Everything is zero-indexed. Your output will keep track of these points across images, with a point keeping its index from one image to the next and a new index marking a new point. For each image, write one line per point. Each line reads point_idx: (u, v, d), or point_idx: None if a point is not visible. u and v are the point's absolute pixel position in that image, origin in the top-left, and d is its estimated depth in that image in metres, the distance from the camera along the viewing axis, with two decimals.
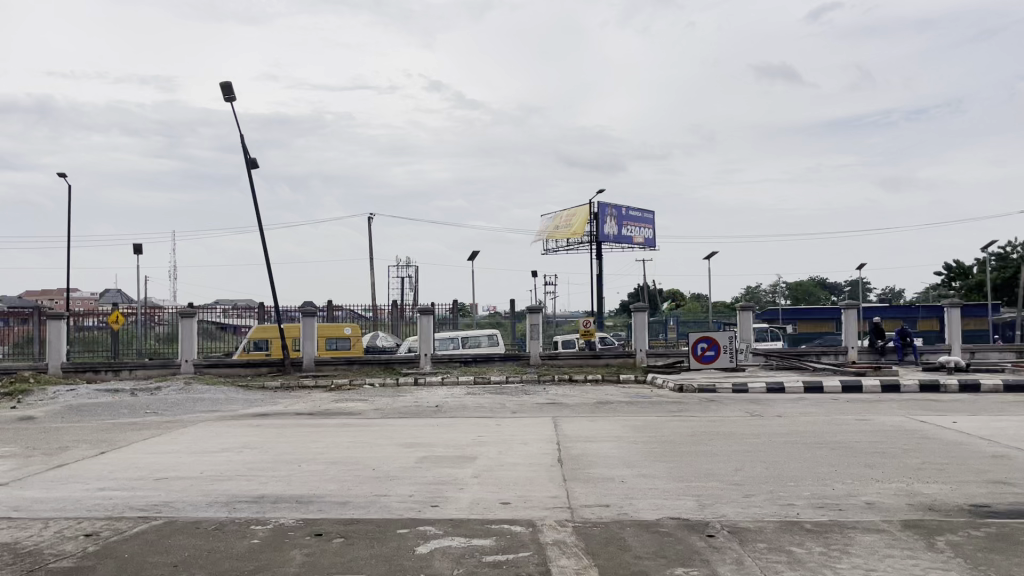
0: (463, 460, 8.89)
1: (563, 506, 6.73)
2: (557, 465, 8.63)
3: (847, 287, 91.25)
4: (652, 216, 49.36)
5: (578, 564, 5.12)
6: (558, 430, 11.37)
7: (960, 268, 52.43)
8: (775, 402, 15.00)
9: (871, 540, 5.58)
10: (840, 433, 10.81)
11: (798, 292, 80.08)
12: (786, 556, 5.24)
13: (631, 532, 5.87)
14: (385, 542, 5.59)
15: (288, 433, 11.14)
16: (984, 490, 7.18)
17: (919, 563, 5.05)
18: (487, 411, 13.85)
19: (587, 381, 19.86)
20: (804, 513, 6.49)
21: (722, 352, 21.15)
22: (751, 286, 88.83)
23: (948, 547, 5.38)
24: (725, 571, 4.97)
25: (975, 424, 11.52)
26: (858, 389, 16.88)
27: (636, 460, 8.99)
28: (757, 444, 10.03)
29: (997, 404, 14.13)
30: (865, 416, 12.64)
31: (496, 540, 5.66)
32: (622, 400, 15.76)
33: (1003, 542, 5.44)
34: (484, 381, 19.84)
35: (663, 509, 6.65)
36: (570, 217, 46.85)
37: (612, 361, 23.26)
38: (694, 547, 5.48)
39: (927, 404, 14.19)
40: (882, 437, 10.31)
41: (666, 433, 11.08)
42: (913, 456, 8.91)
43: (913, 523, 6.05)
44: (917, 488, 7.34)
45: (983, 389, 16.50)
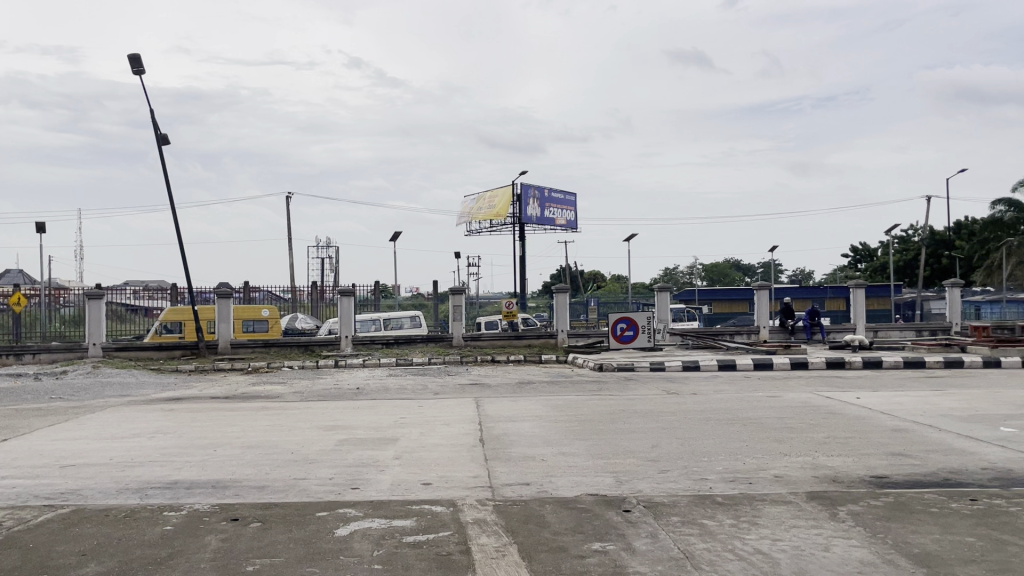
0: (384, 442, 8.87)
1: (484, 486, 6.79)
2: (478, 445, 8.70)
3: (760, 268, 94.84)
4: (575, 198, 49.97)
5: (498, 542, 5.18)
6: (479, 411, 11.43)
7: (866, 250, 55.44)
8: (690, 380, 15.44)
9: (778, 511, 5.83)
10: (751, 410, 11.21)
11: (714, 274, 82.48)
12: (698, 529, 5.43)
13: (550, 510, 5.97)
14: (303, 526, 5.52)
15: (205, 417, 10.91)
16: (884, 462, 7.59)
17: (822, 532, 5.31)
18: (410, 393, 13.75)
19: (509, 361, 20.04)
20: (716, 486, 6.74)
21: (640, 333, 21.53)
22: (668, 269, 91.23)
23: (849, 516, 5.66)
24: (640, 545, 5.10)
25: (877, 399, 12.16)
26: (768, 366, 17.54)
27: (558, 439, 9.13)
28: (674, 422, 10.31)
29: (898, 380, 14.90)
30: (776, 393, 13.17)
31: (416, 520, 5.67)
32: (543, 379, 15.96)
33: (899, 511, 5.75)
34: (406, 362, 19.81)
35: (581, 486, 6.79)
36: (492, 198, 47.11)
37: (534, 341, 23.48)
38: (611, 523, 5.61)
39: (832, 381, 14.85)
40: (791, 413, 10.75)
41: (587, 412, 11.26)
42: (819, 431, 9.32)
43: (817, 494, 6.34)
44: (822, 461, 7.70)
45: (884, 365, 17.36)
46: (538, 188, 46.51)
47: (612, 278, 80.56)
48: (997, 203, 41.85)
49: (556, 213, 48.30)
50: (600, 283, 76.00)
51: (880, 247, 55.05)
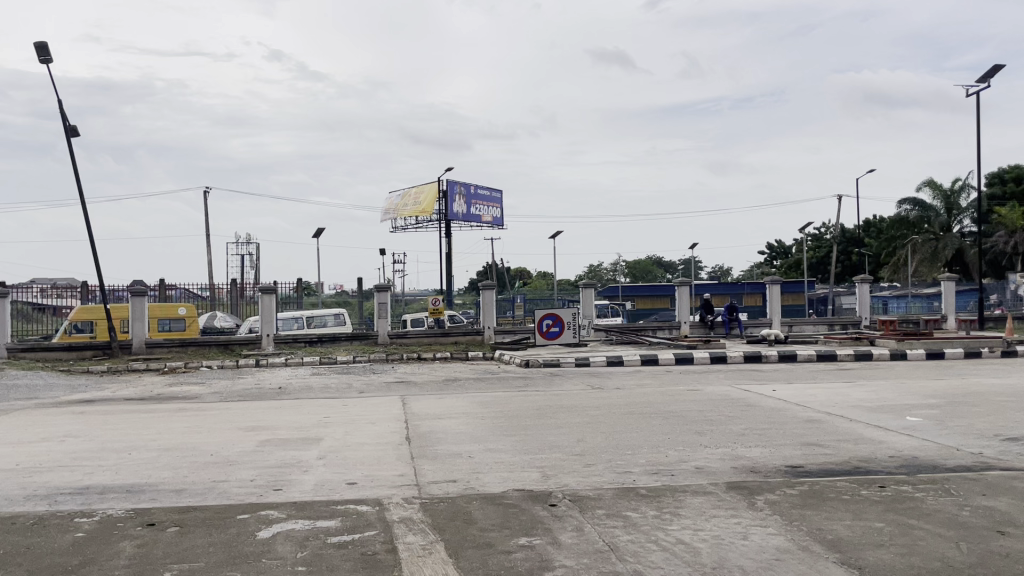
0: (308, 441, 8.72)
1: (410, 484, 6.75)
2: (404, 443, 8.63)
3: (681, 265, 97.00)
4: (501, 195, 50.07)
5: (425, 540, 5.15)
6: (404, 409, 11.33)
7: (782, 247, 57.38)
8: (615, 375, 15.67)
9: (699, 502, 5.97)
10: (673, 403, 11.45)
11: (638, 271, 83.94)
12: (623, 521, 5.52)
13: (476, 506, 5.97)
14: (224, 529, 5.38)
15: (118, 420, 10.50)
16: (799, 452, 7.86)
17: (741, 521, 5.47)
18: (334, 392, 13.54)
19: (435, 358, 19.95)
20: (639, 479, 6.86)
21: (566, 328, 21.77)
22: (592, 266, 92.38)
23: (766, 505, 5.84)
24: (566, 538, 5.15)
25: (792, 391, 12.58)
26: (690, 360, 17.94)
27: (483, 435, 9.13)
28: (599, 416, 10.44)
29: (812, 373, 15.45)
30: (696, 386, 13.50)
31: (341, 520, 5.59)
32: (469, 376, 15.96)
33: (813, 499, 5.97)
34: (330, 360, 19.51)
35: (508, 482, 6.82)
36: (418, 195, 46.77)
37: (460, 339, 23.43)
38: (537, 517, 5.65)
39: (750, 375, 15.32)
40: (711, 406, 11.02)
41: (512, 408, 11.30)
42: (738, 424, 9.59)
43: (736, 484, 6.53)
44: (741, 452, 7.92)
45: (799, 358, 17.98)
46: (464, 184, 46.37)
47: (537, 274, 81.10)
48: (903, 202, 43.52)
49: (482, 210, 48.26)
50: (526, 280, 76.38)
51: (794, 244, 56.93)
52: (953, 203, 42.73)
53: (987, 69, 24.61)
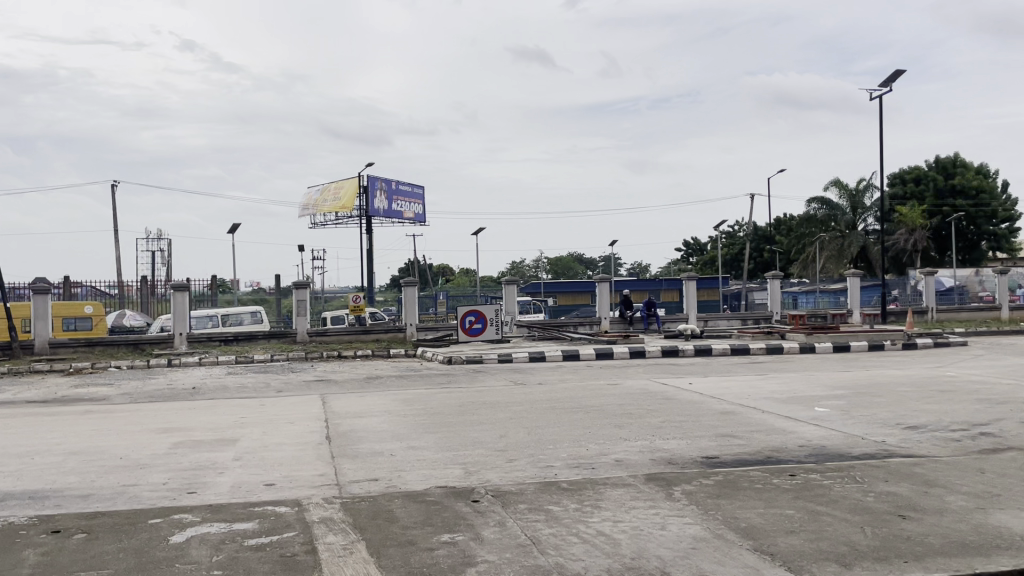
0: (224, 443, 8.49)
1: (330, 484, 6.65)
2: (324, 442, 8.50)
3: (601, 262, 98.45)
4: (423, 191, 49.76)
5: (346, 540, 5.08)
6: (324, 408, 11.16)
7: (698, 244, 58.88)
8: (536, 371, 15.79)
9: (618, 494, 6.08)
10: (593, 398, 11.61)
11: (559, 268, 84.79)
12: (545, 515, 5.57)
13: (398, 504, 5.92)
14: (135, 534, 5.19)
15: (19, 424, 10.00)
16: (714, 443, 8.09)
17: (659, 511, 5.59)
18: (251, 392, 13.23)
19: (356, 356, 19.71)
20: (561, 473, 6.93)
21: (489, 325, 21.82)
22: (514, 263, 92.84)
23: (682, 496, 5.99)
24: (488, 534, 5.17)
25: (708, 384, 12.93)
26: (610, 355, 18.23)
27: (405, 433, 9.07)
28: (521, 412, 10.50)
29: (726, 367, 15.92)
30: (616, 381, 13.74)
31: (259, 522, 5.46)
32: (391, 374, 15.84)
33: (727, 489, 6.15)
34: (247, 359, 19.04)
35: (430, 479, 6.79)
36: (338, 190, 46.04)
37: (382, 336, 23.19)
38: (460, 514, 5.65)
39: (668, 369, 15.68)
40: (631, 400, 11.23)
41: (435, 405, 11.26)
42: (656, 417, 9.79)
43: (654, 476, 6.67)
44: (659, 444, 8.10)
45: (714, 352, 18.49)
46: (385, 180, 45.90)
47: (459, 271, 80.98)
48: (813, 202, 45.06)
49: (403, 206, 47.86)
50: (449, 277, 76.16)
51: (710, 241, 58.49)
52: (858, 202, 44.54)
53: (889, 74, 25.73)
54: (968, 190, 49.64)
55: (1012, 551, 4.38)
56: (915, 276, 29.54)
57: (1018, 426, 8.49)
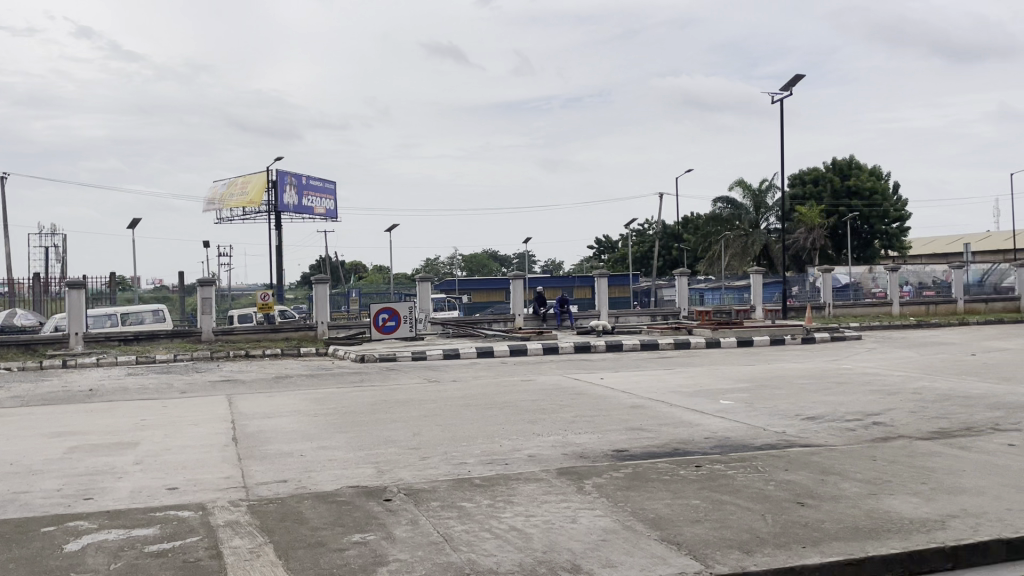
0: (124, 446, 8.15)
1: (238, 486, 6.47)
2: (231, 443, 8.26)
3: (515, 260, 99.01)
4: (334, 186, 48.92)
5: (252, 543, 4.96)
6: (230, 409, 10.83)
7: (609, 242, 59.96)
8: (450, 368, 15.75)
9: (530, 489, 6.13)
10: (506, 394, 11.66)
11: (474, 266, 84.86)
12: (457, 511, 5.56)
13: (308, 505, 5.81)
14: (27, 544, 4.92)
15: None
16: (624, 436, 8.25)
17: (570, 504, 5.66)
18: (153, 393, 12.73)
19: (265, 355, 19.22)
20: (474, 469, 6.94)
21: (402, 322, 21.63)
22: (428, 260, 92.44)
23: (593, 489, 6.08)
24: (400, 532, 5.13)
25: (619, 379, 13.18)
26: (523, 352, 18.35)
27: (316, 433, 8.90)
28: (434, 409, 10.45)
29: (636, 362, 16.26)
30: (529, 377, 13.84)
31: (160, 528, 5.27)
32: (302, 373, 15.51)
33: (637, 481, 6.28)
34: (149, 359, 18.30)
35: (341, 479, 6.68)
36: (245, 184, 44.76)
37: (291, 334, 22.68)
38: (371, 513, 5.59)
39: (580, 364, 15.90)
40: (544, 396, 11.34)
41: (346, 404, 11.09)
42: (568, 412, 9.92)
43: (566, 470, 6.76)
44: (571, 438, 8.21)
45: (625, 347, 18.85)
46: (295, 175, 44.93)
47: (372, 268, 80.05)
48: (718, 200, 46.57)
49: (314, 201, 46.97)
50: (361, 274, 75.19)
51: (621, 239, 59.63)
52: (761, 202, 46.13)
53: (789, 79, 26.76)
54: (862, 191, 52.11)
55: (901, 534, 4.62)
56: (813, 273, 30.82)
57: (906, 416, 8.98)
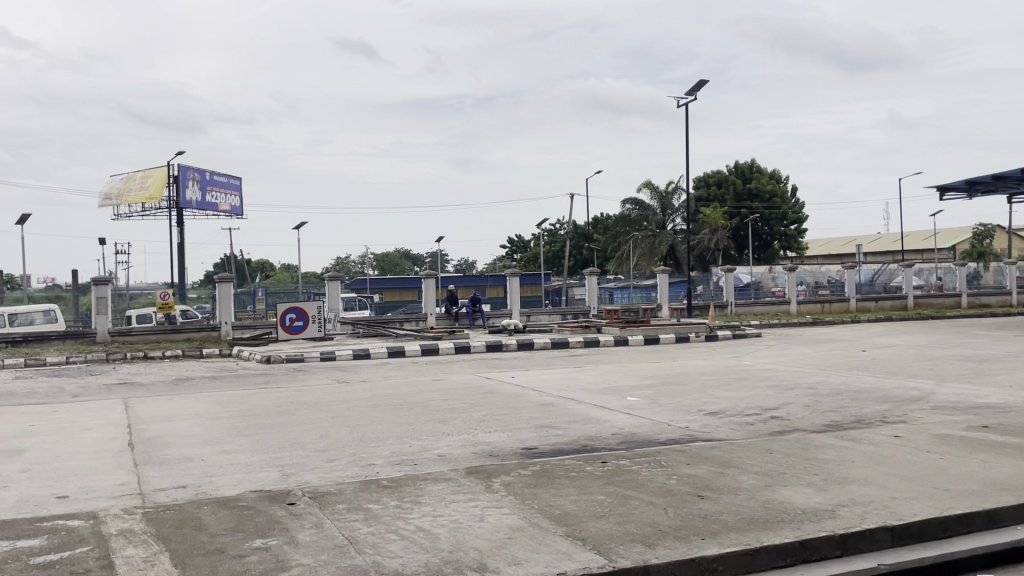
0: (10, 454, 7.71)
1: (133, 493, 6.21)
2: (126, 449, 7.92)
3: (427, 260, 98.46)
4: (240, 182, 47.55)
5: (146, 552, 4.77)
6: (127, 413, 10.38)
7: (521, 241, 60.39)
8: (360, 368, 15.53)
9: (438, 489, 6.11)
10: (417, 394, 11.59)
11: (385, 265, 83.97)
12: (363, 514, 5.49)
13: (208, 511, 5.63)
14: None
15: None
16: (534, 434, 8.31)
17: (478, 503, 5.67)
18: (42, 397, 12.09)
19: (166, 357, 18.53)
20: (382, 470, 6.86)
21: (311, 322, 21.21)
22: (339, 259, 90.93)
23: (501, 487, 6.11)
24: (304, 536, 5.03)
25: (530, 377, 13.28)
26: (435, 351, 18.26)
27: (218, 436, 8.63)
28: (342, 410, 10.28)
29: (547, 360, 16.42)
30: (440, 376, 13.79)
31: (47, 538, 5.01)
32: (205, 375, 15.02)
33: (545, 478, 6.34)
34: (38, 363, 17.37)
35: (244, 483, 6.50)
36: (145, 179, 43.00)
37: (194, 335, 21.94)
38: (275, 517, 5.46)
39: (492, 363, 15.94)
40: (454, 395, 11.32)
41: (252, 406, 10.80)
42: (479, 410, 9.93)
43: (475, 469, 6.76)
44: (481, 437, 8.21)
45: (536, 346, 19.01)
46: (199, 170, 43.46)
47: (281, 267, 78.22)
48: (627, 202, 47.61)
49: (219, 197, 45.55)
50: (269, 273, 73.32)
51: (533, 239, 60.15)
52: (667, 203, 47.16)
53: (694, 84, 27.54)
54: (762, 194, 54.26)
55: (794, 523, 4.82)
56: (717, 273, 31.80)
57: (802, 410, 9.36)
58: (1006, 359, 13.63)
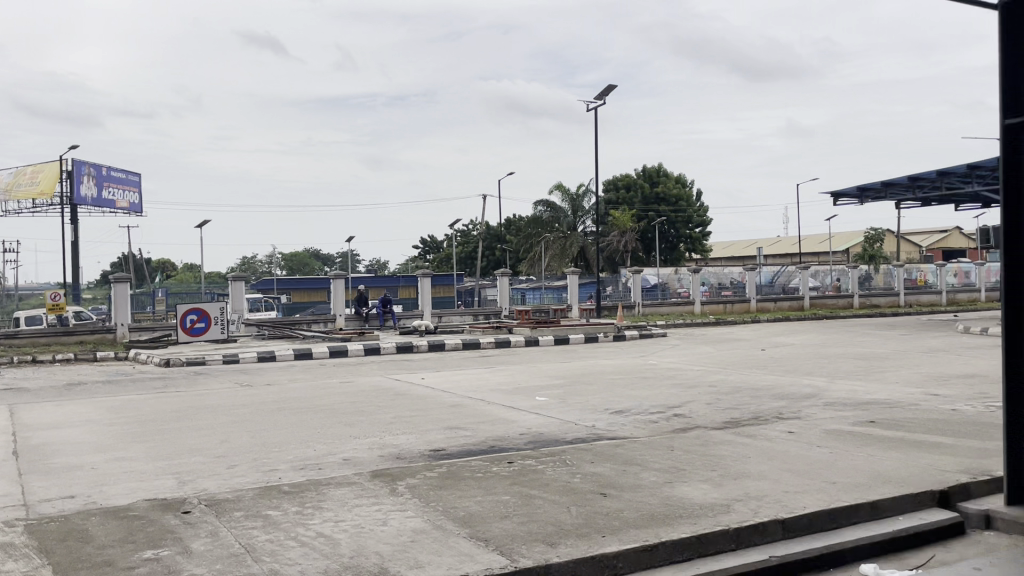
0: None
1: (15, 504, 5.87)
2: (9, 459, 7.47)
3: (337, 260, 96.87)
4: (139, 178, 45.70)
5: (27, 566, 4.50)
6: (11, 420, 9.81)
7: (434, 242, 60.20)
8: (265, 371, 15.13)
9: (341, 493, 6.00)
10: (323, 397, 11.37)
11: (294, 265, 82.18)
12: (262, 521, 5.34)
13: (97, 522, 5.37)
14: None
15: None
16: (442, 436, 8.27)
17: (381, 507, 5.59)
18: None
19: (56, 360, 17.61)
20: (285, 476, 6.69)
21: (213, 324, 20.53)
22: (245, 258, 88.50)
23: (406, 490, 6.05)
24: (199, 545, 4.85)
25: (439, 379, 13.22)
26: (343, 353, 17.96)
27: (111, 444, 8.25)
28: (245, 415, 9.99)
29: (457, 361, 16.39)
30: (348, 378, 13.57)
31: None
32: (98, 379, 14.34)
33: (451, 480, 6.31)
34: None
35: (137, 492, 6.23)
36: (35, 174, 40.81)
37: (87, 337, 20.94)
38: (168, 527, 5.25)
39: (401, 364, 15.80)
40: (362, 398, 11.16)
41: (148, 412, 10.37)
42: (387, 413, 9.81)
43: (380, 472, 6.67)
44: (388, 440, 8.12)
45: (447, 347, 18.94)
46: (94, 165, 41.52)
47: (183, 267, 75.56)
48: (538, 204, 48.11)
49: (116, 194, 43.65)
50: (170, 273, 70.66)
51: (446, 240, 59.98)
52: (578, 205, 48.03)
53: (604, 88, 28.00)
54: (668, 198, 55.63)
55: (692, 518, 4.94)
56: (625, 274, 32.43)
57: (704, 408, 9.63)
58: (893, 357, 14.38)
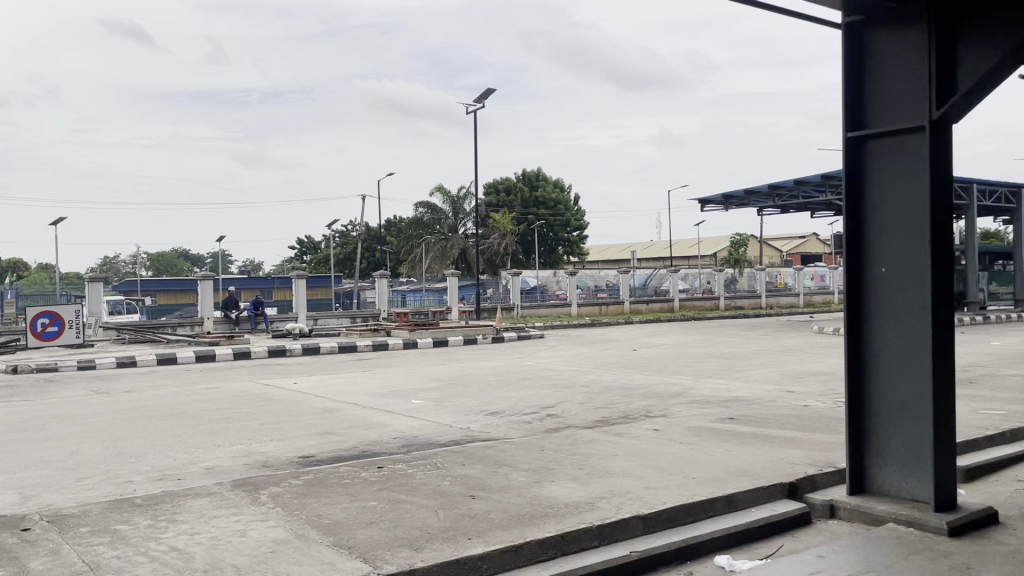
0: None
1: None
2: None
3: (208, 261, 92.89)
4: None
5: None
6: None
7: (311, 242, 58.75)
8: (124, 377, 14.31)
9: (199, 505, 5.73)
10: (187, 404, 10.86)
11: (161, 266, 78.27)
12: (110, 536, 5.03)
13: None
14: None
15: None
16: (312, 441, 8.06)
17: (241, 518, 5.38)
18: None
19: None
20: (140, 488, 6.34)
21: (67, 328, 19.24)
22: (107, 257, 83.57)
23: (269, 499, 5.84)
24: (36, 565, 4.51)
25: (312, 383, 12.88)
26: (211, 358, 17.24)
27: None
28: (100, 424, 9.40)
29: (331, 364, 16.03)
30: (214, 384, 13.01)
31: None
32: None
33: (317, 487, 6.15)
34: None
35: None
36: None
37: None
38: (2, 547, 4.85)
39: (273, 369, 15.32)
40: (229, 404, 10.72)
41: None
42: (254, 419, 9.47)
43: (243, 481, 6.42)
44: (254, 447, 7.83)
45: (322, 351, 18.51)
46: None
47: (37, 267, 70.55)
48: (419, 205, 47.75)
49: None
50: (21, 273, 65.82)
51: (323, 240, 58.63)
52: (459, 207, 48.04)
53: (483, 92, 28.11)
54: (547, 202, 56.44)
55: (556, 517, 5.01)
56: (504, 276, 32.67)
57: (576, 408, 9.81)
58: (754, 356, 15.10)
